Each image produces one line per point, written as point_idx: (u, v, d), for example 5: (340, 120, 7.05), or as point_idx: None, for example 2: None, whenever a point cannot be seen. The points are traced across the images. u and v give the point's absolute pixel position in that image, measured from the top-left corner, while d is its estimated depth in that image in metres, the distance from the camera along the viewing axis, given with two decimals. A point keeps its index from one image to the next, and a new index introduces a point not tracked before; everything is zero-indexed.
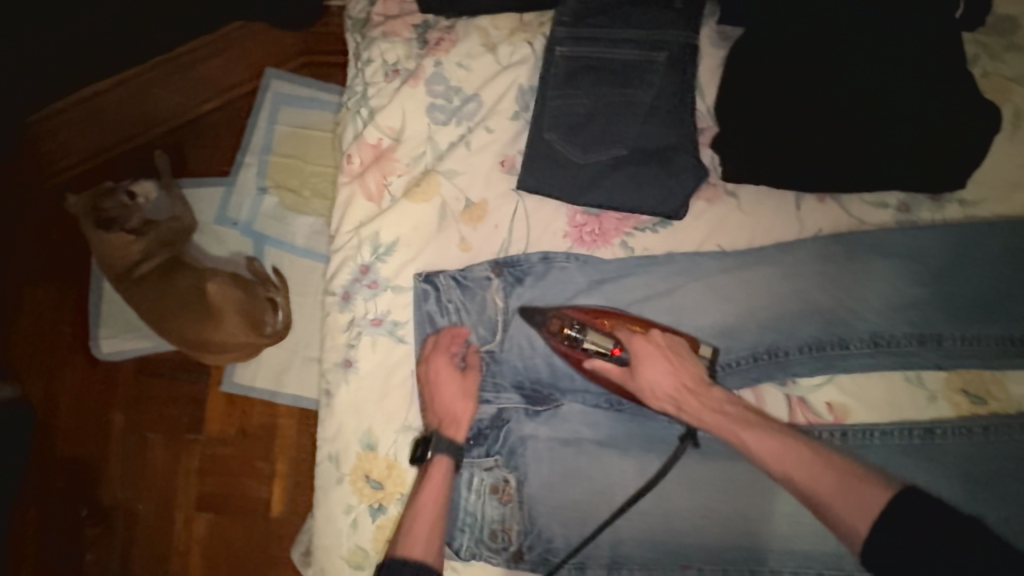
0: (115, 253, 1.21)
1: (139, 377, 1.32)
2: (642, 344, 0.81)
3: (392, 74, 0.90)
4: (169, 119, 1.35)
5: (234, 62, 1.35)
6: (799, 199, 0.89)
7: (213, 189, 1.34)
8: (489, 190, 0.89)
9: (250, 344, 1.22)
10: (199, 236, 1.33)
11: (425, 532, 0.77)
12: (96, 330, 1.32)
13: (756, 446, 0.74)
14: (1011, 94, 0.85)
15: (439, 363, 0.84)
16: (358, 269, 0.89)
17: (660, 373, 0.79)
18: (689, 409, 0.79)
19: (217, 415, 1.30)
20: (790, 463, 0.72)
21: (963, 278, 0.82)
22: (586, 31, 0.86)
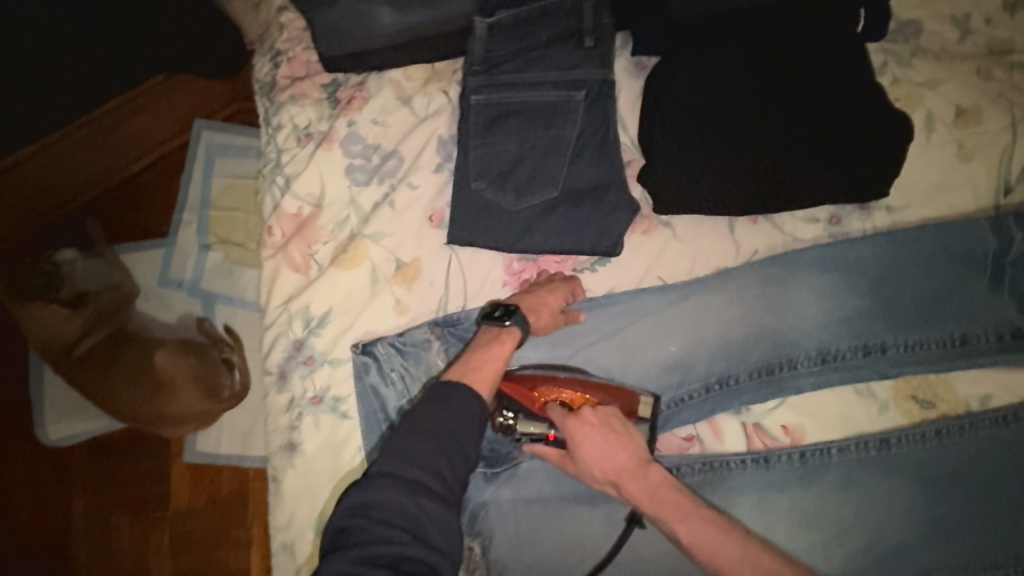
0: (52, 333, 1.14)
1: (95, 459, 1.24)
2: (576, 427, 0.75)
3: (304, 139, 0.87)
4: (99, 184, 1.26)
5: (162, 117, 1.28)
6: (733, 222, 0.88)
7: (153, 251, 1.27)
8: (421, 248, 0.86)
9: (206, 413, 1.16)
10: (142, 303, 1.24)
11: (486, 378, 0.72)
12: (41, 417, 1.23)
13: (690, 538, 0.70)
14: (922, 99, 0.87)
15: (557, 287, 0.84)
16: (292, 345, 0.85)
17: (595, 457, 0.74)
18: (628, 492, 0.74)
19: (184, 488, 1.24)
20: (722, 559, 0.69)
21: (900, 284, 0.83)
22: (500, 76, 0.84)
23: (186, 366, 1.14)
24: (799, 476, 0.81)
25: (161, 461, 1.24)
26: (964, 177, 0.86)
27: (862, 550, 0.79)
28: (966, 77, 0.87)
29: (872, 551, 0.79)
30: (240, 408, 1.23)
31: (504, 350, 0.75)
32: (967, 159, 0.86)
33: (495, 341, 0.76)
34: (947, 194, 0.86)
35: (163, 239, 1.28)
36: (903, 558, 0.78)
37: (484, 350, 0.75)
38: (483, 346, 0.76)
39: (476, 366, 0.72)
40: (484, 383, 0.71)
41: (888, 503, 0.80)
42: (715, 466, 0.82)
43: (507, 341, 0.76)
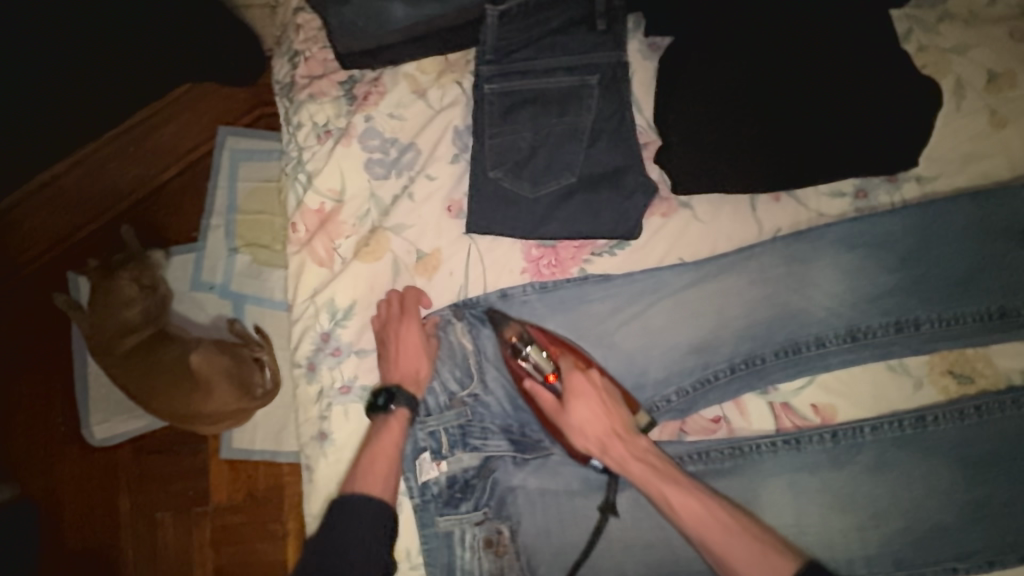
0: (109, 324, 1.18)
1: (138, 458, 1.29)
2: (581, 381, 0.79)
3: (324, 135, 0.89)
4: (127, 194, 1.31)
5: (187, 124, 1.33)
6: (754, 200, 0.87)
7: (185, 255, 1.31)
8: (441, 238, 0.87)
9: (243, 411, 1.18)
10: (179, 305, 1.30)
11: (383, 474, 0.75)
12: (88, 417, 1.29)
13: (674, 501, 0.72)
14: (952, 64, 0.83)
15: (411, 326, 0.83)
16: (319, 338, 0.87)
17: (590, 412, 0.77)
18: (616, 455, 0.76)
19: (222, 484, 1.28)
20: (705, 528, 0.70)
21: (932, 259, 0.80)
22: (512, 65, 0.84)
23: (220, 366, 1.13)
24: (830, 457, 0.79)
25: (197, 459, 1.29)
26: (998, 145, 0.83)
27: (898, 532, 0.77)
28: (998, 39, 0.83)
29: (909, 533, 0.77)
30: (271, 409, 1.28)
31: (395, 431, 0.79)
32: (1002, 126, 0.82)
33: (384, 425, 0.80)
34: (980, 163, 0.83)
35: (192, 245, 1.32)
36: (941, 539, 0.77)
37: (377, 440, 0.78)
38: (377, 436, 0.79)
39: (372, 466, 0.76)
40: (378, 480, 0.75)
41: (925, 484, 0.77)
42: (743, 449, 0.80)
43: (395, 422, 0.80)
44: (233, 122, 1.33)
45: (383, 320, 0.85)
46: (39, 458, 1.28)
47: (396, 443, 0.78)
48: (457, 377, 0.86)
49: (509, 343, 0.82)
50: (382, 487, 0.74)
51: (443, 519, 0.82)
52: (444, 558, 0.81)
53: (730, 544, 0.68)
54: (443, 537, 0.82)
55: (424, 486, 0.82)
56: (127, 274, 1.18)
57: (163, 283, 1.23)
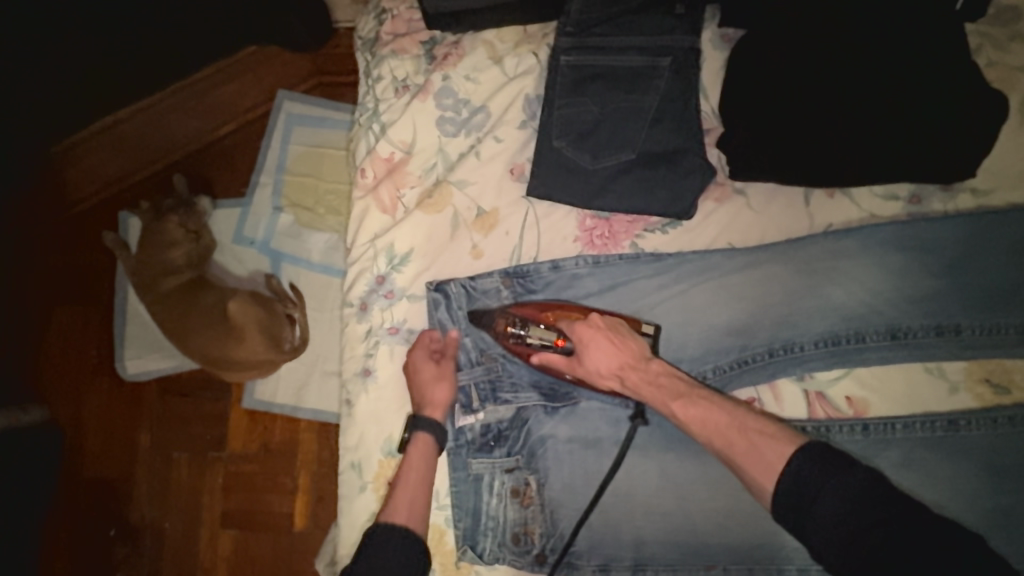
0: (154, 261, 1.24)
1: (164, 396, 1.34)
2: (585, 329, 0.80)
3: (402, 90, 0.93)
4: (185, 144, 1.36)
5: (247, 86, 1.36)
6: (809, 194, 0.90)
7: (231, 209, 1.35)
8: (501, 199, 0.91)
9: (270, 361, 1.23)
10: (220, 256, 1.34)
11: (408, 500, 0.79)
12: (121, 350, 1.33)
13: (682, 415, 0.74)
14: (1017, 83, 0.85)
15: (417, 357, 0.86)
16: (374, 280, 0.91)
17: (600, 353, 0.79)
18: (632, 382, 0.79)
19: (240, 431, 1.31)
20: (713, 433, 0.72)
21: (978, 268, 0.82)
22: (590, 39, 0.88)
23: (254, 317, 1.16)
24: (859, 449, 0.81)
25: (218, 405, 1.33)
26: None
27: None
28: None
29: None
30: (295, 362, 1.30)
31: (422, 453, 0.82)
32: None
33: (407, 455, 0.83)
34: None
35: (241, 199, 1.36)
36: None
37: (408, 469, 0.81)
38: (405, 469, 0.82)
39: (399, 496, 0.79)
40: (401, 508, 0.78)
41: (951, 486, 0.79)
42: None
43: (421, 447, 0.83)
44: (292, 87, 1.37)
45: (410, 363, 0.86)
46: (72, 379, 1.33)
47: (419, 473, 0.81)
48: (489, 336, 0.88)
49: (506, 334, 0.84)
50: (404, 515, 0.77)
51: (475, 463, 0.85)
52: (471, 500, 0.84)
53: None
54: (473, 479, 0.85)
55: (460, 431, 0.87)
56: (175, 217, 1.24)
57: (207, 230, 1.29)
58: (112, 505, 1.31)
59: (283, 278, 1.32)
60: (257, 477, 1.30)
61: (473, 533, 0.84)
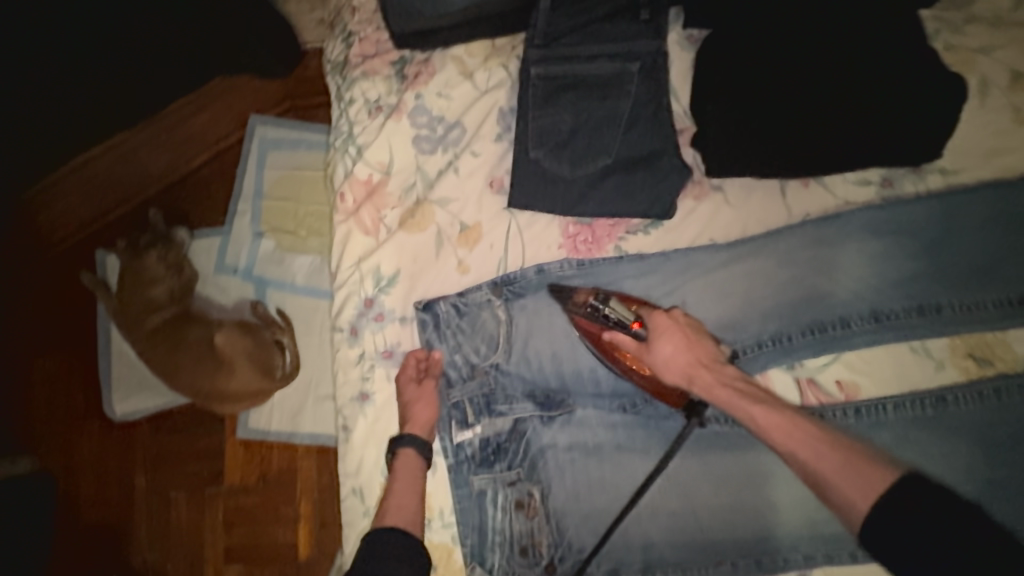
0: (135, 298, 1.23)
1: (156, 434, 1.32)
2: (664, 320, 0.79)
3: (375, 111, 0.93)
4: (160, 176, 1.35)
5: (220, 115, 1.36)
6: (784, 186, 0.91)
7: (212, 238, 1.34)
8: (482, 213, 0.91)
9: (260, 391, 1.22)
10: (202, 287, 1.32)
11: (410, 504, 0.78)
12: (108, 392, 1.31)
13: (761, 418, 0.70)
14: (976, 64, 0.87)
15: (404, 382, 0.86)
16: (363, 303, 0.90)
17: (676, 346, 0.77)
18: (703, 384, 0.76)
19: (237, 462, 1.29)
20: (790, 438, 0.68)
21: (954, 246, 0.84)
22: (558, 50, 0.88)
23: (241, 346, 1.18)
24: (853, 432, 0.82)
25: (211, 441, 1.30)
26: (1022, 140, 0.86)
27: None
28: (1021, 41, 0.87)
29: None
30: (289, 389, 1.28)
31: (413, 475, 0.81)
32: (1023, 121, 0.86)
33: (393, 466, 0.83)
34: (1002, 157, 0.86)
35: (221, 228, 1.34)
36: None
37: (396, 478, 0.81)
38: (402, 480, 0.80)
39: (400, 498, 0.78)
40: (404, 511, 0.77)
41: (944, 461, 0.80)
42: None
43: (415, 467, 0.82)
44: (263, 113, 1.36)
45: (399, 383, 0.87)
46: (59, 426, 1.30)
47: (412, 481, 0.80)
48: (483, 349, 0.88)
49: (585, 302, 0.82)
50: (406, 518, 0.76)
51: (477, 478, 0.85)
52: (476, 518, 0.84)
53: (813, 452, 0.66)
54: (476, 495, 0.85)
55: (459, 447, 0.86)
56: (155, 253, 1.23)
57: (188, 263, 1.28)
58: (112, 552, 1.28)
59: (269, 304, 1.31)
60: (258, 508, 1.28)
61: (481, 549, 0.84)
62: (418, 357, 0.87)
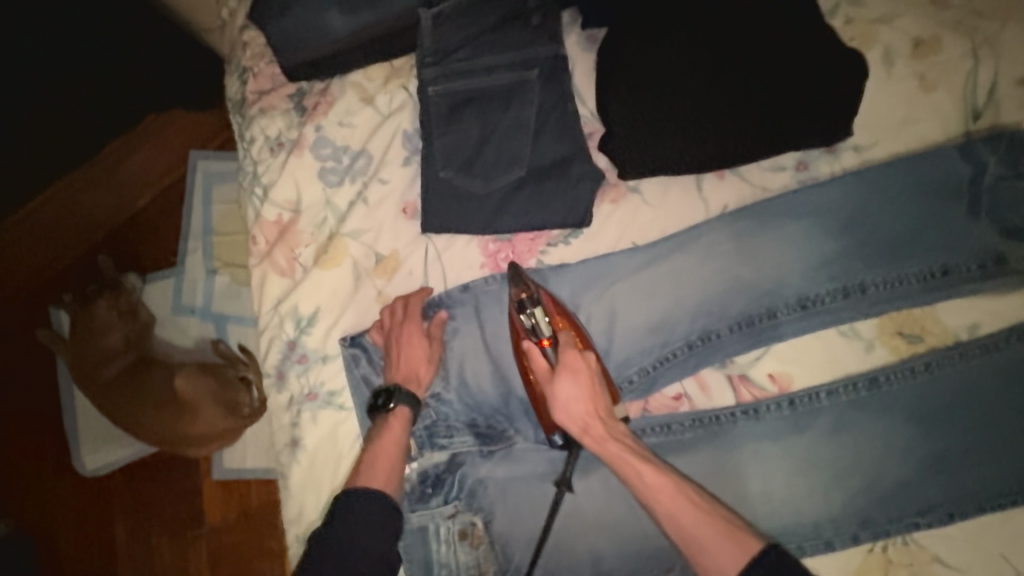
0: (89, 349, 1.18)
1: (131, 483, 1.28)
2: (574, 356, 0.77)
3: (277, 148, 0.90)
4: (104, 221, 1.30)
5: (156, 153, 1.31)
6: (700, 180, 0.88)
7: (164, 281, 1.29)
8: (398, 240, 0.89)
9: (232, 429, 1.18)
10: (161, 331, 1.28)
11: (386, 468, 0.77)
12: (77, 448, 1.27)
13: (648, 480, 0.72)
14: (878, 35, 0.85)
15: (409, 328, 0.83)
16: (285, 346, 0.88)
17: (578, 391, 0.76)
18: (595, 435, 0.75)
19: (216, 503, 1.26)
20: (671, 504, 0.70)
21: (874, 224, 0.82)
22: (453, 65, 0.86)
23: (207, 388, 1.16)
24: (789, 423, 0.81)
25: (188, 483, 1.27)
26: (931, 109, 0.84)
27: (862, 489, 0.79)
28: (920, 8, 0.86)
29: (873, 491, 0.79)
30: (260, 425, 1.24)
31: (395, 431, 0.80)
32: (930, 89, 0.84)
33: (386, 422, 0.81)
34: (914, 128, 0.85)
35: (172, 269, 1.30)
36: (904, 495, 0.78)
37: (384, 433, 0.80)
38: (382, 440, 0.79)
39: (376, 460, 0.77)
40: (378, 473, 0.76)
41: (882, 444, 0.79)
42: (706, 422, 0.82)
43: (396, 422, 0.81)
44: (202, 146, 1.32)
45: (397, 324, 0.84)
46: (34, 489, 1.28)
47: (398, 439, 0.79)
48: None
49: (516, 299, 0.80)
50: (381, 481, 0.76)
51: (415, 515, 0.83)
52: (421, 553, 0.82)
53: (691, 519, 0.69)
54: (418, 531, 0.82)
55: None
56: (104, 301, 1.18)
57: (142, 306, 1.22)
58: None
59: (231, 340, 1.27)
60: (242, 547, 1.26)
61: None
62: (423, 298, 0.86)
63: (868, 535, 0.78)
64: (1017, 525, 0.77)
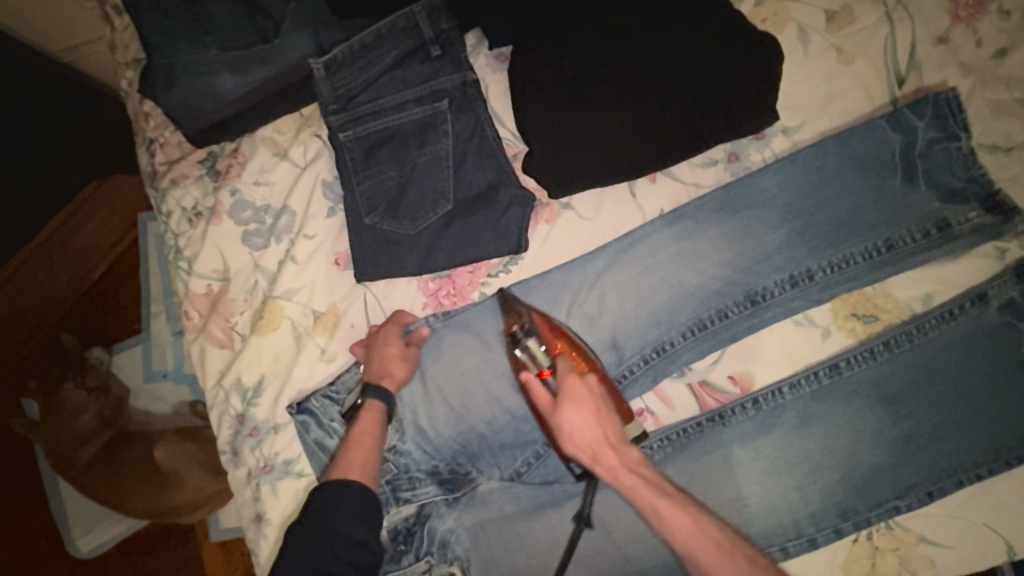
0: (64, 434, 1.12)
1: (130, 559, 1.23)
2: (575, 383, 0.74)
3: (195, 218, 0.88)
4: (65, 299, 1.25)
5: (106, 223, 1.24)
6: (632, 187, 0.86)
7: (131, 349, 1.25)
8: (334, 294, 0.86)
9: (220, 491, 1.11)
10: (137, 400, 1.24)
11: (362, 458, 0.75)
12: (68, 533, 1.22)
13: (666, 515, 0.67)
14: (790, 13, 0.83)
15: (389, 329, 0.82)
16: (235, 421, 0.85)
17: (582, 420, 0.73)
18: (607, 465, 0.72)
19: (218, 567, 1.20)
20: (694, 543, 0.65)
21: (813, 208, 0.80)
22: (360, 109, 0.83)
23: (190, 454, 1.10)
24: (755, 424, 0.79)
25: (189, 549, 1.22)
26: (853, 81, 0.82)
27: (838, 480, 0.77)
28: None
29: (849, 479, 0.77)
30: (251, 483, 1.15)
31: (368, 426, 0.78)
32: (849, 61, 0.82)
33: (358, 416, 0.79)
34: (839, 103, 0.83)
35: (138, 335, 1.26)
36: (881, 481, 0.77)
37: (358, 426, 0.78)
38: (357, 433, 0.77)
39: (350, 453, 0.75)
40: (355, 464, 0.74)
41: (852, 431, 0.77)
42: (671, 437, 0.81)
43: (370, 415, 0.78)
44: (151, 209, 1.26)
45: (374, 330, 0.83)
46: None
47: (372, 433, 0.77)
48: None
49: (511, 331, 0.80)
50: (358, 471, 0.74)
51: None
52: None
53: (713, 559, 0.64)
54: None
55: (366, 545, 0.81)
56: (72, 382, 1.14)
57: (112, 379, 1.18)
58: None
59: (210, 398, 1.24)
60: None
61: None
62: (401, 318, 0.84)
63: (849, 527, 0.77)
64: (996, 494, 0.75)
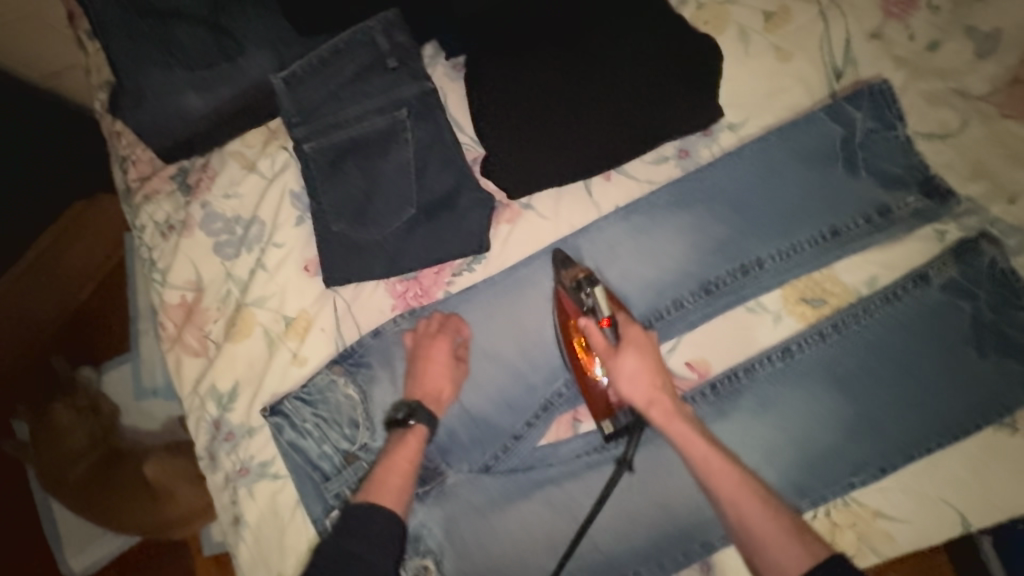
0: (56, 461, 1.13)
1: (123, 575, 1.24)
2: (638, 333, 0.75)
3: (167, 232, 0.92)
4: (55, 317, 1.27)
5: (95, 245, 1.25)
6: (588, 185, 0.89)
7: (121, 367, 1.26)
8: (304, 299, 0.88)
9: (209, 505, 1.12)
10: (128, 416, 1.25)
11: (397, 485, 0.75)
12: (61, 553, 1.22)
13: (716, 467, 0.69)
14: (729, 15, 0.87)
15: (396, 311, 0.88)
16: (211, 426, 0.88)
17: (641, 370, 0.73)
18: (663, 413, 0.73)
19: None
20: (743, 495, 0.68)
21: (760, 199, 0.84)
22: (322, 120, 0.87)
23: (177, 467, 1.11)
24: (714, 408, 0.81)
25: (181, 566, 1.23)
26: (792, 77, 0.86)
27: (796, 460, 0.80)
28: None
29: (806, 458, 0.80)
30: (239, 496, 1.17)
31: (409, 451, 0.78)
32: (788, 58, 0.86)
33: (400, 438, 0.79)
34: (781, 97, 0.86)
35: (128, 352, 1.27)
36: (836, 459, 0.79)
37: (397, 449, 0.78)
38: (394, 454, 0.78)
39: (387, 476, 0.76)
40: (391, 490, 0.75)
41: (806, 411, 0.80)
42: None
43: (414, 439, 0.79)
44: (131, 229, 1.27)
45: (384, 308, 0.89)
46: None
47: (410, 459, 0.78)
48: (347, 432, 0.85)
49: (574, 277, 0.78)
50: (394, 499, 0.74)
51: None
52: None
53: (758, 512, 0.66)
54: None
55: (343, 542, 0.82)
56: (60, 403, 1.16)
57: (103, 398, 1.20)
58: None
59: None
60: None
61: None
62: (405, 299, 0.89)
63: (808, 505, 0.79)
64: (947, 467, 0.78)
